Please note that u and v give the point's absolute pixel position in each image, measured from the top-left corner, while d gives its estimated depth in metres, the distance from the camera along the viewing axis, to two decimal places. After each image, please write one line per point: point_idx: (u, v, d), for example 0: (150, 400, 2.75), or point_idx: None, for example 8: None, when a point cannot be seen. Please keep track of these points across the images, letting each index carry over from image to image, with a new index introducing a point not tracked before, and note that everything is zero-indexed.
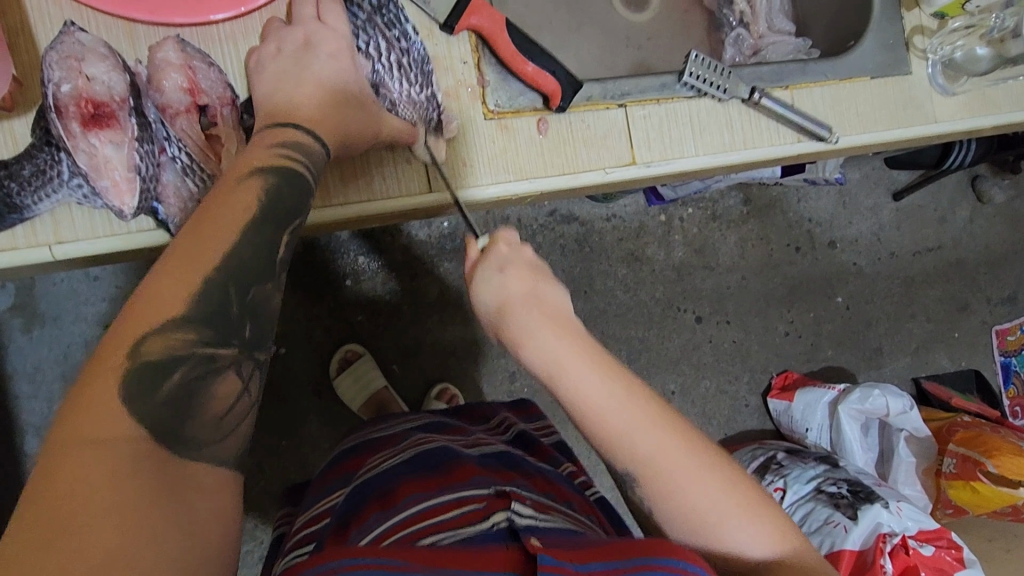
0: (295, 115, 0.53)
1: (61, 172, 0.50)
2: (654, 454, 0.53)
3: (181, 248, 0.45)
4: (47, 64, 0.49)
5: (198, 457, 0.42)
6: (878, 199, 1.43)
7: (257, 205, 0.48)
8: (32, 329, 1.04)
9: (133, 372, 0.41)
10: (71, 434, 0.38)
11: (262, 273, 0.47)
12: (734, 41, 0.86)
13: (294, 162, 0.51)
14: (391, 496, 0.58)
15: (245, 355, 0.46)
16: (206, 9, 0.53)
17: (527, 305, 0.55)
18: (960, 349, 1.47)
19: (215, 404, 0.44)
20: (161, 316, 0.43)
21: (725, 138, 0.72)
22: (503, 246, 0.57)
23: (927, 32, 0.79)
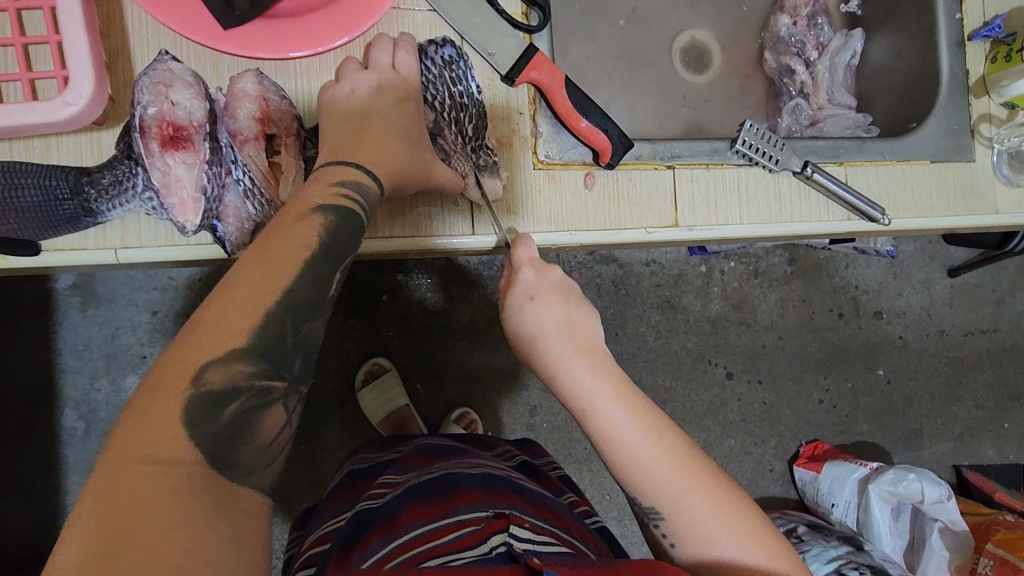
0: (360, 154, 0.55)
1: (136, 184, 0.53)
2: (681, 498, 0.53)
3: (242, 273, 0.47)
4: (138, 88, 0.52)
5: (246, 480, 0.44)
6: (932, 273, 1.38)
7: (319, 243, 0.50)
8: (86, 308, 1.11)
9: (194, 400, 0.43)
10: (136, 452, 0.40)
11: (317, 311, 0.49)
12: (792, 111, 0.87)
13: (353, 203, 0.53)
14: (394, 523, 0.58)
15: (292, 389, 0.48)
16: (287, 47, 0.57)
17: (574, 350, 0.57)
18: (1006, 441, 1.39)
19: (264, 433, 0.46)
20: (228, 346, 0.45)
21: (772, 208, 0.71)
22: (529, 275, 0.58)
23: (995, 121, 0.77)
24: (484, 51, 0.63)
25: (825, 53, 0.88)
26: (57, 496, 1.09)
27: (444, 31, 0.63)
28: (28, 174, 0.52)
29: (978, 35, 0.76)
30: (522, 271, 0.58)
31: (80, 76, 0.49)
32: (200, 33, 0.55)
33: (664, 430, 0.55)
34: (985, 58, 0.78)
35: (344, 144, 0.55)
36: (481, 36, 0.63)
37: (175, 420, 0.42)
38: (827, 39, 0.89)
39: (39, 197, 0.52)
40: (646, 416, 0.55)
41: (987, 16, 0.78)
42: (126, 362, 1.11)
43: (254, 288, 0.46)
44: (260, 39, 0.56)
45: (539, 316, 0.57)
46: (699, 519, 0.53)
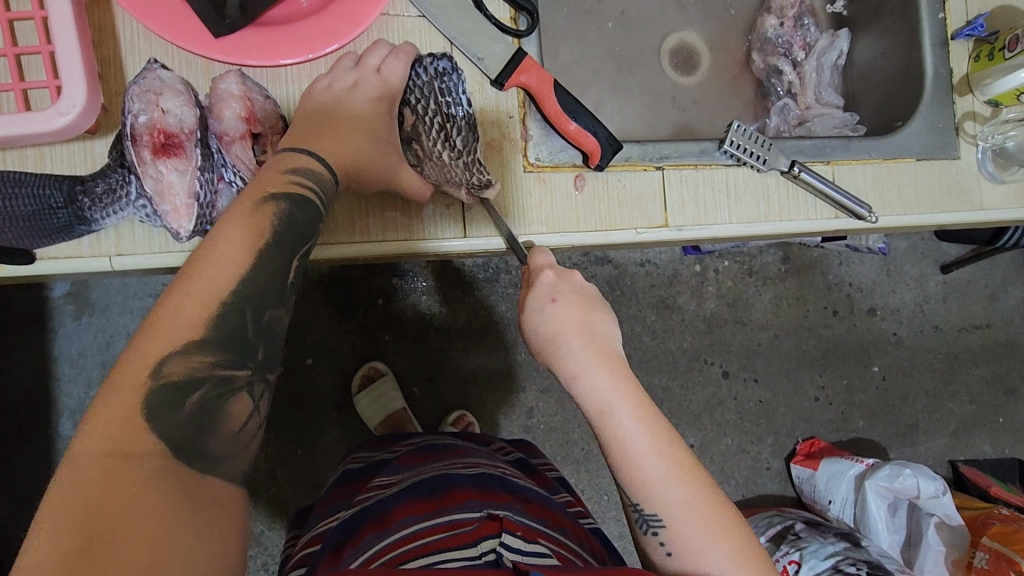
0: (314, 145, 0.54)
1: (129, 192, 0.53)
2: (680, 509, 0.55)
3: (203, 266, 0.47)
4: (128, 96, 0.51)
5: (214, 471, 0.45)
6: (924, 270, 1.39)
7: (269, 231, 0.49)
8: (81, 316, 1.11)
9: (154, 391, 0.44)
10: (100, 443, 0.41)
11: (275, 298, 0.49)
12: (780, 111, 0.88)
13: (308, 191, 0.52)
14: (387, 518, 0.60)
15: (258, 376, 0.48)
16: (277, 54, 0.57)
17: (593, 358, 0.56)
18: (1002, 435, 1.40)
19: (230, 422, 0.47)
20: (187, 337, 0.45)
21: (761, 208, 0.72)
22: (550, 274, 0.57)
23: (979, 119, 0.79)
24: (475, 57, 0.63)
25: (812, 53, 0.90)
26: None
27: (434, 38, 0.64)
28: (22, 184, 0.53)
29: (961, 34, 0.78)
30: (544, 275, 0.57)
31: (72, 85, 0.49)
32: (191, 40, 0.55)
33: (674, 442, 0.57)
34: (968, 57, 0.79)
35: (305, 134, 0.55)
36: (472, 41, 0.63)
37: (138, 413, 0.43)
38: (814, 39, 0.90)
39: (33, 206, 0.53)
40: (704, 495, 0.56)
41: (969, 15, 0.79)
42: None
43: (209, 278, 0.46)
44: (251, 47, 0.57)
45: (601, 380, 0.56)
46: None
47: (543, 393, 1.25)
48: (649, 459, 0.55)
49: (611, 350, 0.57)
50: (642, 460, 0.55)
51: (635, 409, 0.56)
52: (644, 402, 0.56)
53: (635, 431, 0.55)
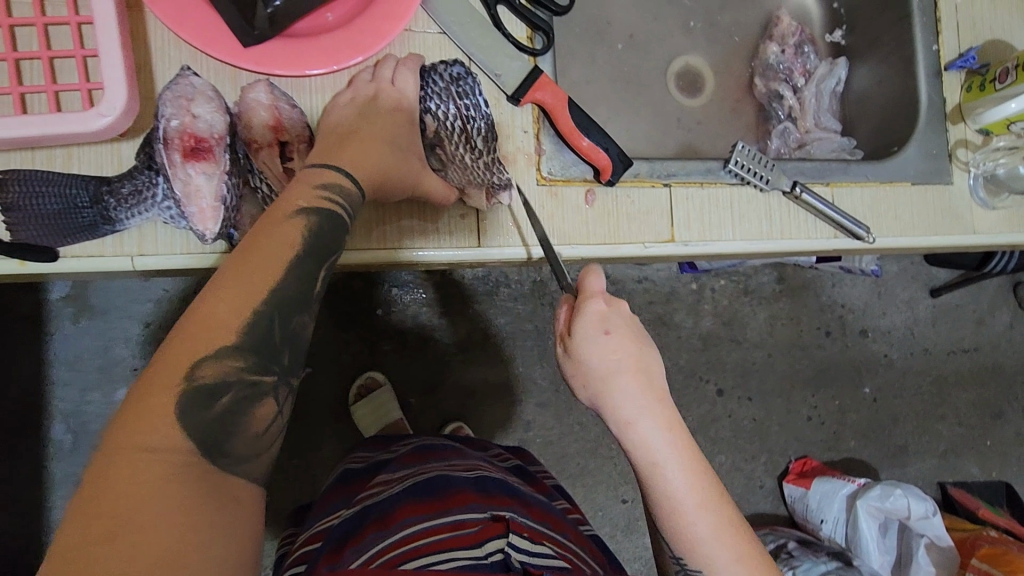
0: (339, 158, 0.55)
1: (156, 194, 0.54)
2: (728, 571, 0.54)
3: (236, 277, 0.48)
4: (161, 101, 0.53)
5: (237, 469, 0.46)
6: (914, 292, 1.43)
7: (301, 243, 0.50)
8: (80, 319, 1.11)
9: (187, 392, 0.45)
10: (133, 440, 0.42)
11: (302, 306, 0.50)
12: (781, 134, 0.91)
13: (336, 206, 0.53)
14: (388, 518, 0.60)
15: (283, 380, 0.50)
16: (303, 65, 0.58)
17: (645, 404, 0.55)
18: (990, 458, 1.43)
19: (256, 423, 0.48)
20: (219, 344, 0.46)
21: (763, 226, 0.75)
22: (603, 307, 0.55)
23: (971, 146, 0.82)
24: (492, 72, 0.65)
25: (812, 80, 0.93)
26: (45, 510, 1.08)
27: (453, 51, 0.66)
28: (47, 183, 0.54)
29: (954, 65, 0.81)
30: (595, 303, 0.55)
31: (115, 88, 0.51)
32: (220, 49, 0.57)
33: (723, 500, 0.55)
34: (961, 88, 0.82)
35: (330, 146, 0.56)
36: (488, 57, 0.65)
37: (168, 413, 0.44)
38: (814, 67, 0.94)
39: (59, 205, 0.54)
40: (754, 560, 0.55)
41: (962, 48, 0.82)
42: (118, 374, 1.11)
43: (244, 287, 0.47)
44: (279, 57, 0.58)
45: (656, 431, 0.54)
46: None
47: (541, 407, 1.26)
48: (696, 517, 0.54)
49: (666, 397, 0.55)
50: (689, 517, 0.54)
51: (687, 464, 0.54)
52: (697, 458, 0.55)
53: (685, 488, 0.54)
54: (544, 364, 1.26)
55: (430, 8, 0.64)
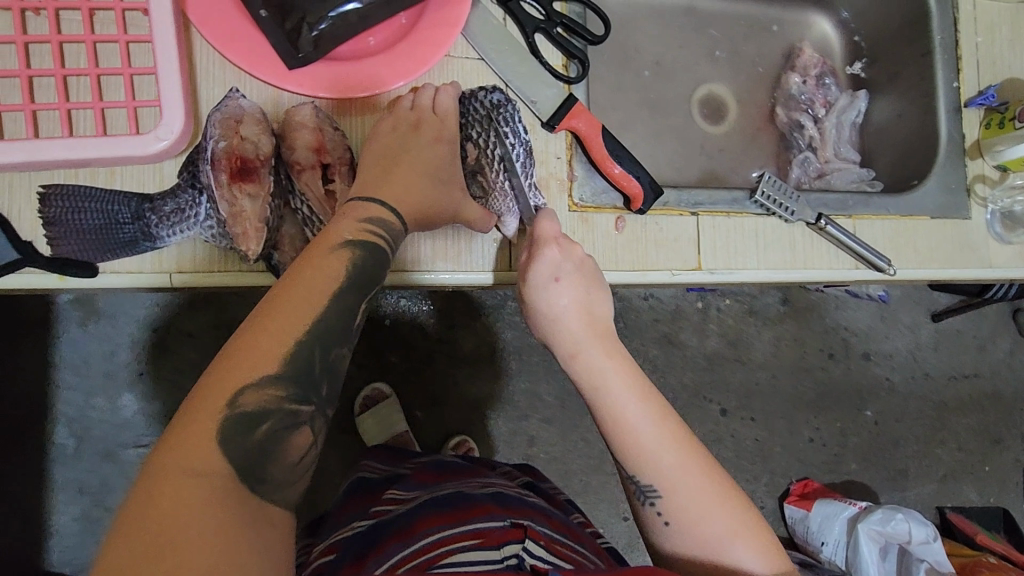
0: (385, 193, 0.56)
1: (198, 213, 0.54)
2: (678, 477, 0.55)
3: (282, 305, 0.49)
4: (209, 122, 0.53)
5: (275, 496, 0.45)
6: (917, 317, 1.44)
7: (344, 275, 0.51)
8: (87, 323, 1.10)
9: (229, 420, 0.44)
10: (174, 460, 0.42)
11: (342, 337, 0.50)
12: (802, 163, 0.92)
13: (381, 240, 0.54)
14: (409, 530, 0.60)
15: (320, 410, 0.49)
16: (347, 89, 0.60)
17: (590, 335, 0.59)
18: (989, 484, 1.44)
19: (292, 452, 0.47)
20: (263, 370, 0.46)
21: (787, 256, 0.75)
22: (554, 247, 0.60)
23: (988, 182, 0.83)
24: (528, 99, 0.67)
25: (833, 111, 0.95)
26: (44, 515, 1.07)
27: (490, 78, 0.67)
28: (90, 198, 0.54)
29: (974, 103, 0.82)
30: (551, 250, 0.60)
31: (171, 114, 0.53)
32: (266, 71, 0.58)
33: (669, 417, 0.57)
34: (979, 124, 0.83)
35: (375, 176, 0.57)
36: (525, 84, 0.66)
37: (209, 435, 0.43)
38: (835, 98, 0.96)
39: (100, 220, 0.54)
40: (705, 467, 0.56)
41: (981, 85, 0.84)
42: (124, 379, 1.10)
43: (291, 318, 0.48)
44: (323, 81, 0.59)
45: (597, 356, 0.58)
46: (748, 564, 0.54)
47: (545, 423, 1.26)
48: (641, 426, 0.56)
49: (607, 329, 0.60)
50: (636, 427, 0.56)
51: (627, 381, 0.58)
52: (636, 375, 0.59)
53: (628, 401, 0.57)
54: (550, 380, 1.26)
55: (470, 35, 0.65)
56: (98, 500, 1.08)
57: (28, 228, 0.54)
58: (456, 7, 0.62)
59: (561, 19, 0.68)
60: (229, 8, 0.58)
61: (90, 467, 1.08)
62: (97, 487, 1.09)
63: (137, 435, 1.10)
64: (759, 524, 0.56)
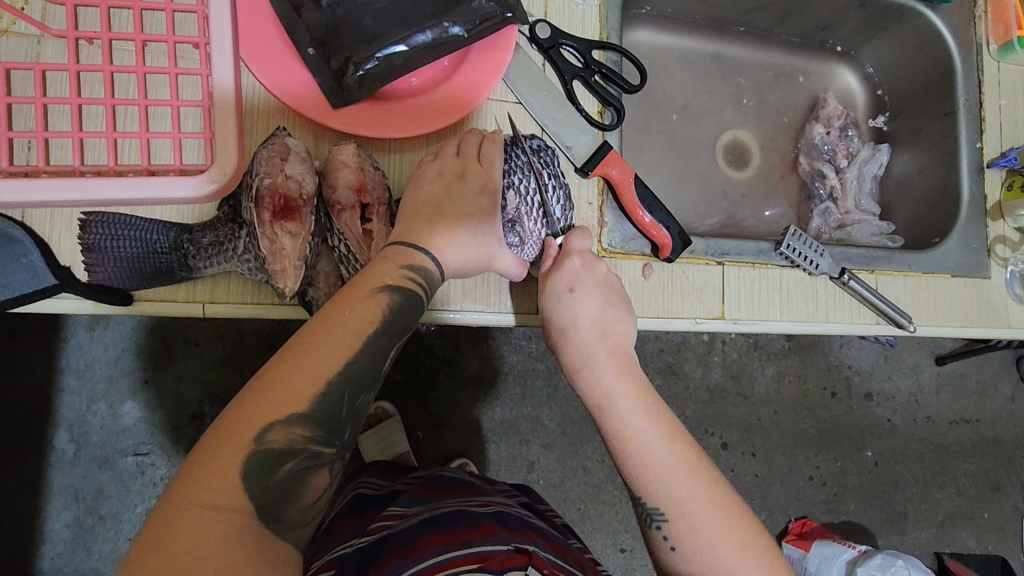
0: (427, 237, 0.56)
1: (236, 247, 0.54)
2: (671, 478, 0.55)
3: (316, 342, 0.48)
4: (255, 159, 0.53)
5: (289, 536, 0.44)
6: (920, 359, 1.44)
7: (380, 319, 0.51)
8: (95, 327, 1.09)
9: (254, 456, 0.43)
10: (193, 495, 0.41)
11: (373, 381, 0.50)
12: (823, 213, 0.93)
13: (418, 286, 0.54)
14: (410, 549, 0.58)
15: (342, 454, 0.48)
16: (387, 128, 0.60)
17: (598, 341, 0.60)
18: (987, 532, 1.43)
19: (309, 493, 0.46)
20: (293, 409, 0.45)
21: (809, 307, 0.76)
22: (577, 259, 0.63)
23: (1009, 243, 0.83)
24: (563, 144, 0.67)
25: (855, 163, 0.96)
26: (37, 520, 1.05)
27: (527, 121, 0.68)
28: (129, 227, 0.55)
29: (997, 164, 0.83)
30: (573, 259, 0.63)
31: (225, 159, 0.53)
32: (311, 108, 0.59)
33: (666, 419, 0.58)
34: (1001, 185, 0.84)
35: (422, 225, 0.57)
36: (562, 129, 0.67)
37: (233, 472, 0.42)
38: (857, 149, 0.97)
39: (137, 249, 0.54)
40: (721, 506, 0.55)
41: (1003, 147, 0.84)
42: (128, 386, 1.09)
43: (325, 357, 0.47)
44: (364, 119, 0.60)
45: (604, 368, 0.59)
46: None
47: (546, 449, 1.25)
48: (652, 448, 0.56)
49: (614, 336, 0.61)
50: (645, 449, 0.56)
51: (641, 403, 0.58)
52: (647, 395, 0.59)
53: (638, 421, 0.57)
54: (552, 405, 1.26)
55: (509, 79, 0.66)
56: (92, 507, 1.07)
57: (68, 253, 0.55)
58: (500, 53, 0.63)
59: (599, 68, 0.70)
60: (279, 44, 0.59)
61: (86, 473, 1.07)
62: (92, 494, 1.07)
63: (136, 443, 1.08)
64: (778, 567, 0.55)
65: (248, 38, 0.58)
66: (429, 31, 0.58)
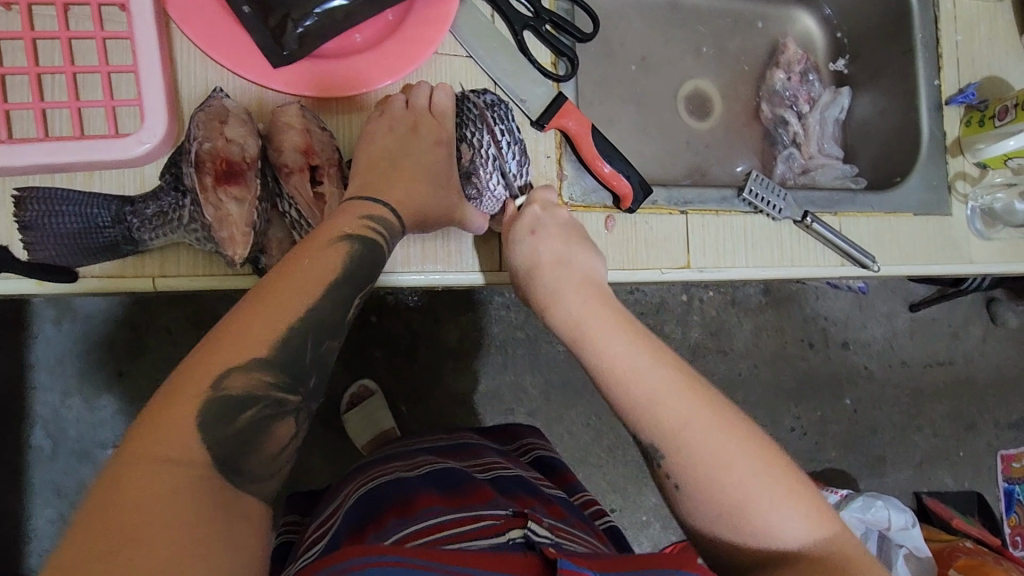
0: (383, 194, 0.56)
1: (181, 216, 0.52)
2: (679, 416, 0.51)
3: (277, 288, 0.47)
4: (192, 123, 0.52)
5: (250, 487, 0.43)
6: (894, 306, 1.47)
7: (342, 267, 0.50)
8: (62, 321, 1.06)
9: (212, 404, 0.42)
10: (148, 446, 0.39)
11: (337, 330, 0.49)
12: (786, 158, 0.94)
13: (379, 237, 0.53)
14: (411, 507, 0.58)
15: (305, 404, 0.48)
16: (333, 87, 0.59)
17: (568, 283, 0.59)
18: (963, 469, 1.48)
19: (272, 443, 0.45)
20: (250, 354, 0.44)
21: (774, 253, 0.76)
22: (537, 207, 0.63)
23: (969, 179, 0.84)
24: (517, 98, 0.66)
25: (817, 107, 0.96)
26: (20, 518, 1.04)
27: (479, 76, 0.66)
28: (67, 201, 0.53)
29: (955, 100, 0.83)
30: (532, 207, 0.63)
31: (154, 119, 0.52)
32: (251, 69, 0.57)
33: (663, 357, 0.54)
34: (960, 121, 0.84)
35: (372, 183, 0.57)
36: (515, 83, 0.66)
37: (190, 421, 0.41)
38: (818, 94, 0.97)
39: (78, 224, 0.53)
40: (734, 428, 0.51)
41: (961, 83, 0.84)
42: (101, 379, 1.07)
43: (290, 304, 0.47)
44: (306, 80, 0.58)
45: (573, 306, 0.58)
46: (777, 512, 0.48)
47: (531, 416, 1.26)
48: (634, 373, 0.53)
49: (584, 276, 0.60)
50: (637, 385, 0.53)
51: (627, 335, 0.56)
52: (627, 326, 0.56)
53: (620, 351, 0.55)
54: (534, 372, 1.26)
55: (458, 32, 0.64)
56: (77, 501, 1.06)
57: (4, 233, 0.53)
58: (444, 4, 0.61)
59: (550, 16, 0.68)
60: (210, 2, 0.56)
61: (67, 468, 1.06)
62: (73, 489, 1.06)
63: (115, 435, 1.07)
64: (802, 486, 0.50)
65: None
66: None
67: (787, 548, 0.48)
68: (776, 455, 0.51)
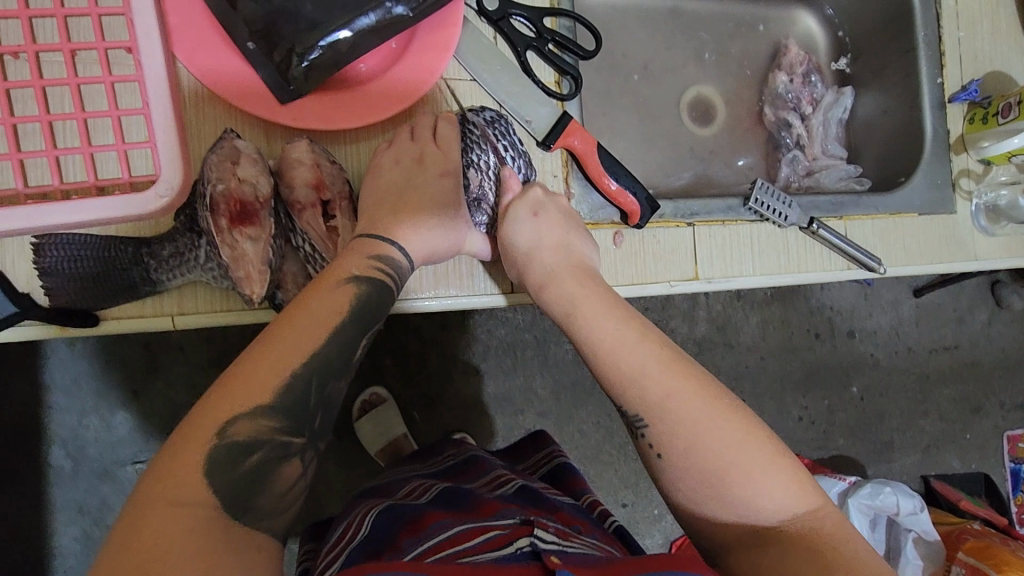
0: (391, 230, 0.57)
1: (197, 255, 0.54)
2: (659, 386, 0.53)
3: (283, 333, 0.48)
4: (205, 164, 0.52)
5: (262, 525, 0.44)
6: (899, 294, 1.47)
7: (349, 308, 0.51)
8: (76, 343, 1.07)
9: (218, 450, 0.43)
10: (161, 495, 0.40)
11: (341, 371, 0.50)
12: (791, 162, 0.94)
13: (386, 275, 0.55)
14: (422, 524, 0.59)
15: (311, 444, 0.48)
16: (340, 119, 0.59)
17: (564, 266, 0.61)
18: (970, 451, 1.49)
19: (281, 484, 0.46)
20: (255, 401, 0.45)
21: (781, 260, 0.76)
22: (539, 191, 0.64)
23: (973, 176, 0.84)
24: (523, 119, 0.66)
25: (819, 109, 0.96)
26: (45, 537, 1.06)
27: (484, 99, 0.66)
28: (86, 247, 0.54)
29: (957, 98, 0.83)
30: (534, 189, 0.63)
31: (167, 171, 0.51)
32: (258, 105, 0.57)
33: (648, 332, 0.56)
34: (964, 119, 0.84)
35: (383, 216, 0.58)
36: (520, 104, 0.66)
37: (198, 466, 0.42)
38: (820, 96, 0.97)
39: (98, 268, 0.53)
40: (714, 401, 0.53)
41: (964, 80, 0.84)
42: (117, 398, 1.08)
43: (293, 348, 0.48)
44: (313, 111, 0.58)
45: (566, 287, 0.60)
46: (755, 484, 0.50)
47: (541, 416, 1.27)
48: (623, 350, 0.55)
49: (578, 263, 0.61)
50: (620, 353, 0.55)
51: (615, 312, 0.57)
52: (616, 304, 0.58)
53: (607, 325, 0.57)
54: (544, 373, 1.27)
55: (461, 56, 0.64)
56: (99, 518, 1.07)
57: (24, 279, 0.54)
58: (448, 31, 0.61)
59: (552, 36, 0.68)
60: (214, 37, 0.56)
61: (87, 486, 1.07)
62: (94, 506, 1.07)
63: (133, 452, 1.08)
64: (782, 461, 0.52)
65: (182, 37, 0.56)
66: (372, 14, 0.54)
67: (760, 519, 0.49)
68: (758, 429, 0.53)
